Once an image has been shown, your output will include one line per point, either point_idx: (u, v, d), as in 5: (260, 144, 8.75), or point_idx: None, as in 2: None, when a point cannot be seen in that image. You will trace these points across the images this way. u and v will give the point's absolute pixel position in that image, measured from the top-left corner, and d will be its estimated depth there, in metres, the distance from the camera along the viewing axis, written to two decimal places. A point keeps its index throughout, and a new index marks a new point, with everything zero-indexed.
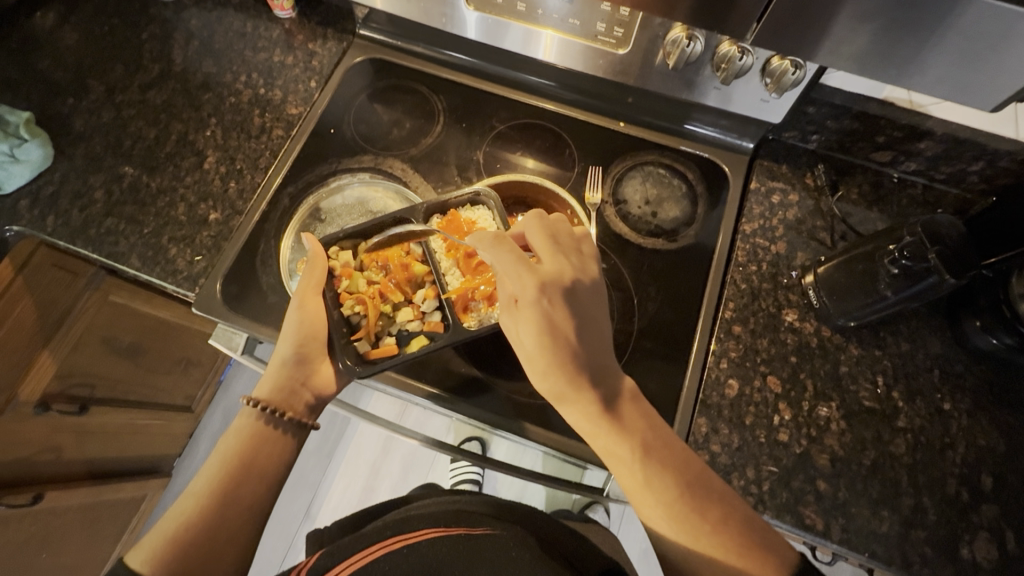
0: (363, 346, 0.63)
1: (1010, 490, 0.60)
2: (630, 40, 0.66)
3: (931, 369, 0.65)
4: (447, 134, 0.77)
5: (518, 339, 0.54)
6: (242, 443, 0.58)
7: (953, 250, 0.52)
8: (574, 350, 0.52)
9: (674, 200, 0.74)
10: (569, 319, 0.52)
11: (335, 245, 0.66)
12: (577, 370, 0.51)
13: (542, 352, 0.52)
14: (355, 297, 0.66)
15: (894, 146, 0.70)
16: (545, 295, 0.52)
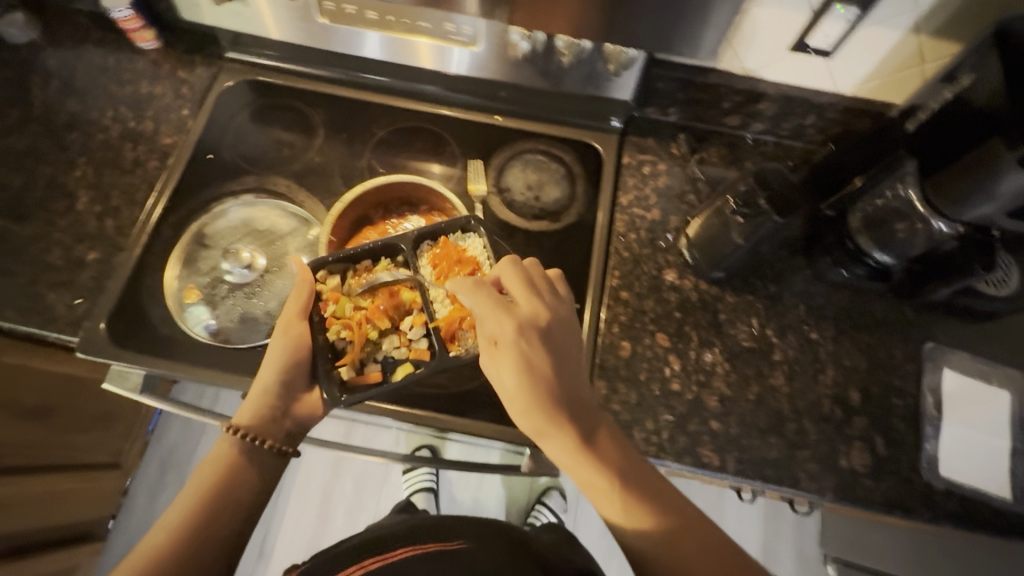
0: (348, 374, 0.61)
1: (875, 401, 0.67)
2: (479, 37, 0.69)
3: (797, 304, 0.72)
4: (330, 145, 0.78)
5: (499, 379, 0.55)
6: (218, 475, 0.57)
7: (779, 193, 0.58)
8: (551, 388, 0.54)
9: (553, 182, 0.78)
10: (547, 357, 0.54)
11: (322, 269, 0.64)
12: (556, 405, 0.53)
13: (522, 392, 0.53)
14: (341, 319, 0.64)
15: (741, 109, 0.77)
16: (523, 337, 0.54)
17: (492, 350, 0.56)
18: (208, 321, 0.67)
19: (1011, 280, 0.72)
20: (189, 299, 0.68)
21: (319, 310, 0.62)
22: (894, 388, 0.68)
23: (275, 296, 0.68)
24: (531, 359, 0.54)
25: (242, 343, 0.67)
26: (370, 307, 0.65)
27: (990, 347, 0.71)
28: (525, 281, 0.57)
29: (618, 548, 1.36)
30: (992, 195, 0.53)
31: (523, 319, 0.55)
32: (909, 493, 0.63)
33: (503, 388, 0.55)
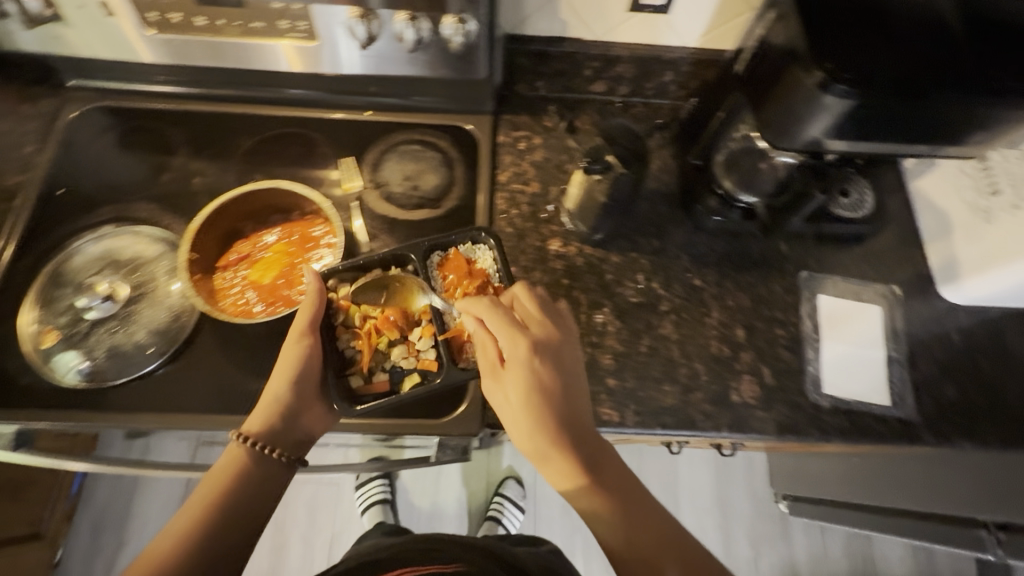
0: (356, 382, 0.62)
1: (759, 334, 0.70)
2: (317, 34, 0.65)
3: (680, 255, 0.74)
4: (194, 163, 0.75)
5: (504, 400, 0.55)
6: (216, 490, 0.54)
7: (624, 150, 0.64)
8: (559, 410, 0.54)
9: (431, 169, 0.77)
10: (557, 383, 0.54)
11: (334, 277, 0.64)
12: (562, 427, 0.53)
13: (529, 414, 0.53)
14: (354, 330, 0.64)
15: (603, 74, 0.79)
16: (533, 356, 0.54)
17: (498, 371, 0.56)
18: (79, 365, 0.63)
19: (865, 203, 0.77)
20: (48, 343, 0.63)
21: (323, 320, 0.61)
22: (776, 320, 0.71)
23: (146, 324, 0.65)
24: (540, 378, 0.54)
25: (117, 380, 0.62)
26: (380, 318, 0.64)
27: (859, 267, 0.76)
28: (536, 305, 0.57)
29: (581, 525, 1.38)
30: (813, 121, 0.54)
31: (535, 339, 0.55)
32: (799, 415, 0.66)
33: (509, 408, 0.55)
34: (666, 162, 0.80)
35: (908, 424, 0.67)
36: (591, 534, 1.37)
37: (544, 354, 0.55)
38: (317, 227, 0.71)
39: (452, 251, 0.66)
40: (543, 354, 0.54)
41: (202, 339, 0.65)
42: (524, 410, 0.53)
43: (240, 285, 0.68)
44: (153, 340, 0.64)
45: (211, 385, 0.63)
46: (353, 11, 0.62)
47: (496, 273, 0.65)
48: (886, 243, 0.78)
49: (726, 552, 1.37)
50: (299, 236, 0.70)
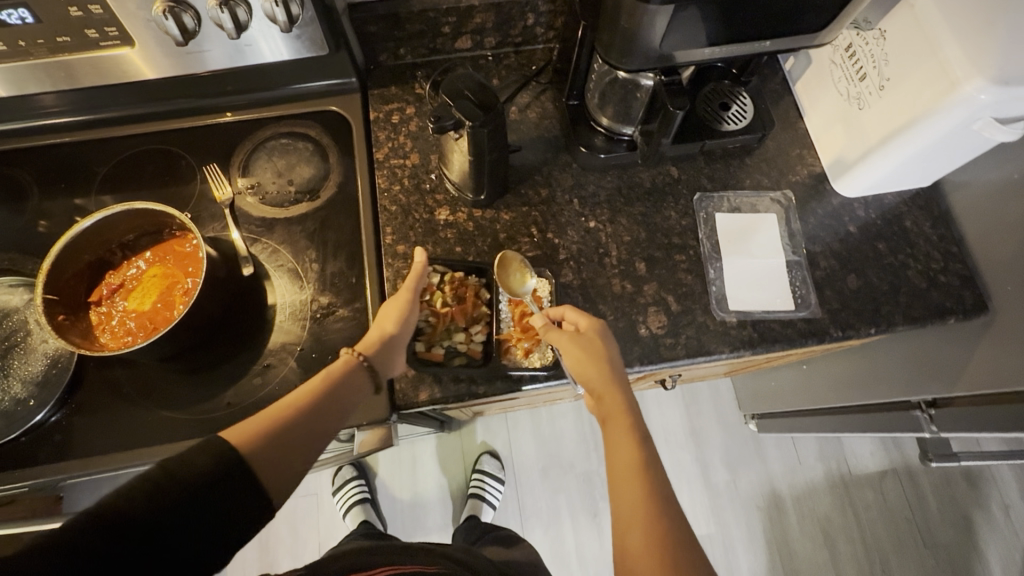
0: (421, 348, 0.63)
1: (660, 264, 0.70)
2: (130, 35, 0.62)
3: (571, 200, 0.73)
4: (51, 200, 0.71)
5: (573, 351, 0.58)
6: (308, 394, 0.52)
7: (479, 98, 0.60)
8: (620, 374, 0.58)
9: (304, 161, 0.74)
10: (616, 352, 0.60)
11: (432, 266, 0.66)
12: (621, 384, 0.57)
13: (596, 363, 0.57)
14: (430, 306, 0.64)
15: (463, 30, 0.75)
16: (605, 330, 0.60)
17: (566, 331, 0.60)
18: None
19: (747, 109, 0.75)
20: None
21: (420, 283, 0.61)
22: (675, 247, 0.71)
23: (21, 377, 0.61)
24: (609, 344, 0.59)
25: (6, 438, 0.59)
26: (458, 306, 0.64)
27: (751, 178, 0.75)
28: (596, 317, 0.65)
29: (564, 484, 1.39)
30: (649, 34, 0.53)
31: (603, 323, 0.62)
32: (708, 336, 0.66)
33: (576, 358, 0.58)
34: (546, 109, 0.78)
35: (814, 323, 0.67)
36: (575, 491, 1.39)
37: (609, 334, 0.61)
38: (188, 245, 0.67)
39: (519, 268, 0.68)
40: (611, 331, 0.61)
41: (87, 379, 0.63)
42: (596, 358, 0.57)
43: (118, 320, 0.64)
44: (34, 391, 0.61)
45: (106, 423, 0.61)
46: (157, 5, 0.58)
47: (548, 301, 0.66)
48: (776, 150, 0.77)
49: (705, 480, 1.41)
50: (172, 258, 0.67)
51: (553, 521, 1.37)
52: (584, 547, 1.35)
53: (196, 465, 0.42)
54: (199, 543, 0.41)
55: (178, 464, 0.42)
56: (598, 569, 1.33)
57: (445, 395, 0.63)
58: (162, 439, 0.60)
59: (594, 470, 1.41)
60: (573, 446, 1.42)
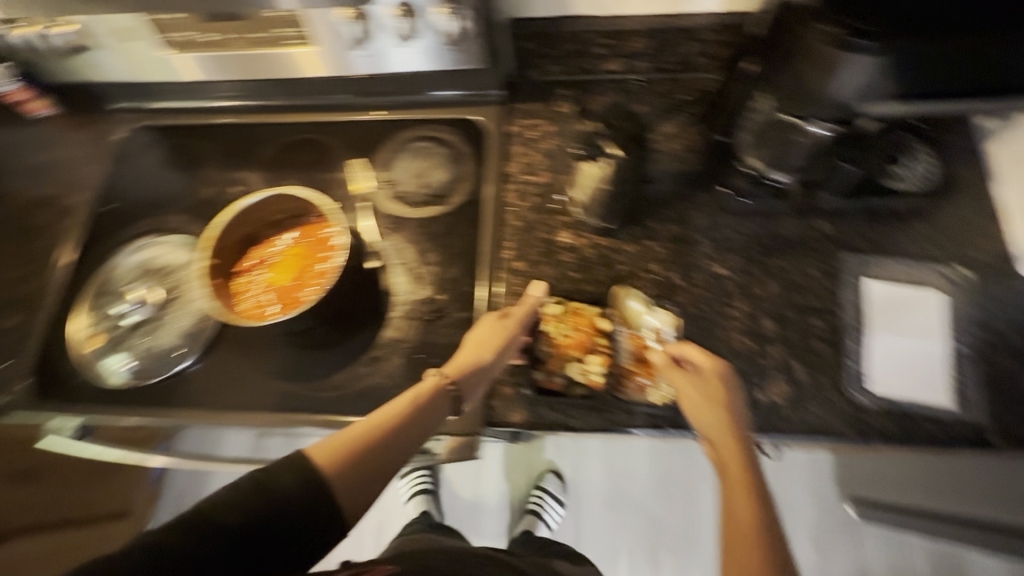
0: (539, 376, 0.63)
1: (791, 326, 0.64)
2: (314, 36, 0.67)
3: (700, 241, 0.69)
4: (222, 173, 0.81)
5: (691, 392, 0.56)
6: (402, 410, 0.53)
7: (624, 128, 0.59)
8: (740, 425, 0.54)
9: (439, 165, 0.77)
10: (738, 402, 0.56)
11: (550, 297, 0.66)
12: (740, 434, 0.53)
13: (712, 409, 0.54)
14: (551, 337, 0.64)
15: (616, 53, 0.74)
16: (728, 374, 0.57)
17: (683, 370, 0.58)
18: (124, 364, 0.68)
19: (920, 171, 0.67)
20: (94, 345, 0.69)
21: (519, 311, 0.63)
22: (812, 309, 0.64)
23: (173, 328, 0.69)
24: (730, 391, 0.56)
25: (155, 377, 0.67)
26: (574, 337, 0.64)
27: (916, 246, 0.66)
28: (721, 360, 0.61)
29: (627, 522, 1.34)
30: (839, 78, 0.48)
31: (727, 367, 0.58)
32: (838, 416, 0.59)
33: (693, 400, 0.55)
34: (689, 142, 0.74)
35: (973, 427, 0.58)
36: (637, 531, 1.33)
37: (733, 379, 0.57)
38: (324, 229, 0.72)
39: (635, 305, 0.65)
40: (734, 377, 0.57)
41: (224, 338, 0.69)
42: (714, 403, 0.54)
43: (256, 290, 0.70)
44: (182, 343, 0.69)
45: (233, 381, 0.67)
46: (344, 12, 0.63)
47: (671, 334, 0.63)
48: (954, 218, 0.67)
49: None
50: (310, 240, 0.72)
51: (609, 557, 1.32)
52: None
53: (285, 481, 0.46)
54: (281, 552, 0.45)
55: (270, 481, 0.46)
56: None
57: (539, 420, 0.62)
58: (276, 407, 0.65)
59: (660, 515, 1.34)
60: (642, 485, 1.36)
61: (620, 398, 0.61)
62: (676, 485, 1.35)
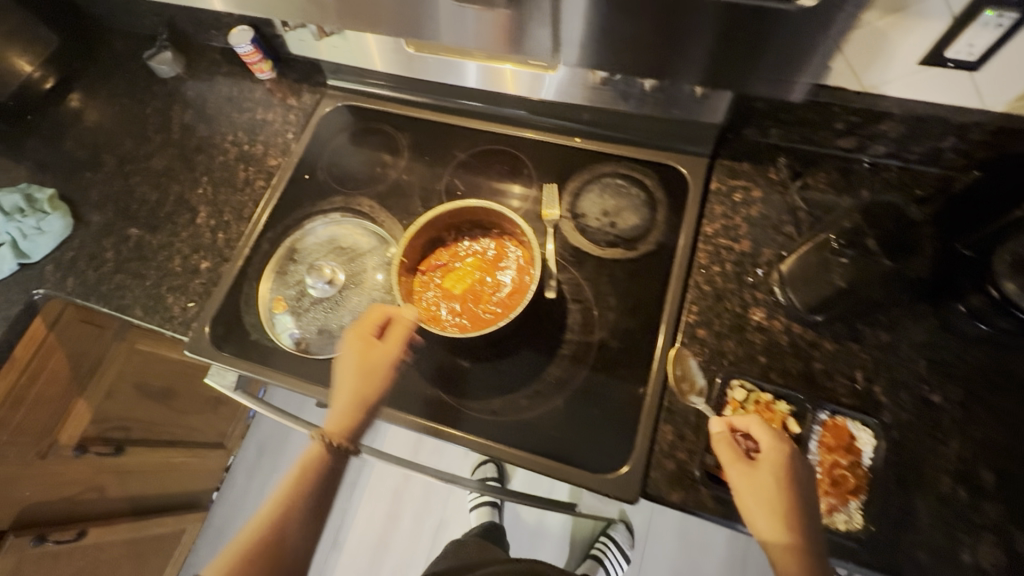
0: (712, 462, 0.58)
1: (1016, 487, 0.55)
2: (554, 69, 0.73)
3: (916, 359, 0.61)
4: (413, 168, 0.82)
5: (750, 489, 0.51)
6: (279, 519, 0.52)
7: (888, 233, 0.55)
8: (812, 539, 0.49)
9: (633, 208, 0.74)
10: (811, 504, 0.50)
11: (738, 379, 0.62)
12: (810, 542, 0.48)
13: (784, 521, 0.49)
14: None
15: (857, 130, 0.68)
16: (792, 471, 0.51)
17: (748, 465, 0.52)
18: (293, 331, 0.72)
19: None
20: (278, 309, 0.74)
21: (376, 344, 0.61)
22: None
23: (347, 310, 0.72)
24: (799, 496, 0.50)
25: (318, 355, 0.70)
26: None
27: None
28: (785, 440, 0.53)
29: None
30: None
31: (797, 459, 0.52)
32: None
33: (760, 508, 0.50)
34: None
35: None
36: None
37: (803, 474, 0.51)
38: (507, 247, 0.72)
39: (834, 417, 0.59)
40: (801, 474, 0.51)
41: None
42: (784, 514, 0.49)
43: (433, 293, 0.70)
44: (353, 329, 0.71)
45: (393, 377, 0.68)
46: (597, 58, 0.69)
47: (870, 455, 0.56)
48: None
49: None
50: (492, 254, 0.72)
51: None
52: None
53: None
54: None
55: None
56: None
57: (700, 509, 0.57)
58: (430, 415, 0.66)
59: None
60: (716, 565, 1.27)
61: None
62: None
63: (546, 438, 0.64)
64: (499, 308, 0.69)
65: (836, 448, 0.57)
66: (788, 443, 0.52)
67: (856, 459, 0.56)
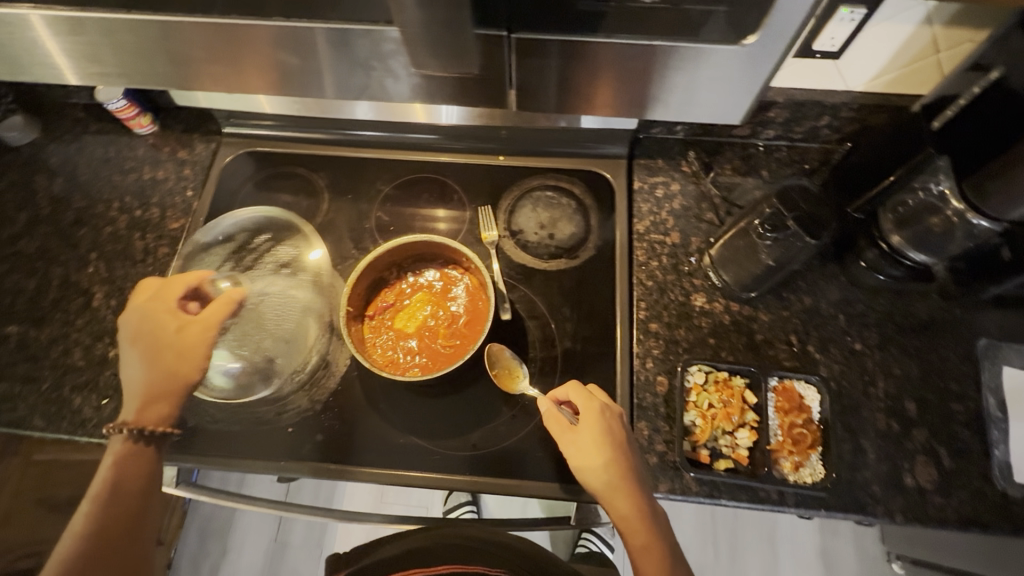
0: (689, 448, 0.62)
1: (933, 409, 0.64)
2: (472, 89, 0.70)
3: (836, 314, 0.69)
4: (337, 209, 0.78)
5: (577, 450, 0.57)
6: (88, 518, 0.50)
7: (806, 212, 0.59)
8: (634, 470, 0.56)
9: (567, 218, 0.76)
10: (629, 442, 0.58)
11: (695, 364, 0.65)
12: (630, 474, 0.56)
13: (610, 467, 0.55)
14: (697, 407, 0.64)
15: (749, 119, 0.75)
16: (608, 420, 0.58)
17: (572, 430, 0.59)
18: (226, 367, 0.63)
19: None
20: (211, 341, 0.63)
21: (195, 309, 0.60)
22: (951, 393, 0.65)
23: (271, 335, 0.66)
24: (619, 440, 0.57)
25: (251, 395, 0.65)
26: (725, 410, 0.63)
27: None
28: (599, 394, 0.61)
29: None
30: None
31: (610, 408, 0.59)
32: (986, 506, 0.60)
33: (590, 463, 0.56)
34: None
35: None
36: None
37: (615, 419, 0.59)
38: (453, 275, 0.71)
39: (783, 381, 0.65)
40: (615, 419, 0.58)
41: (348, 389, 0.67)
42: (607, 460, 0.56)
43: (385, 336, 0.67)
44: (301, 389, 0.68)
45: (363, 434, 0.65)
46: None
47: (819, 409, 0.63)
48: None
49: None
50: (439, 286, 0.70)
51: None
52: None
53: None
54: None
55: None
56: None
57: (687, 493, 0.60)
58: (411, 465, 0.64)
59: (708, 566, 1.29)
60: (689, 535, 1.31)
61: (773, 473, 0.60)
62: (724, 537, 1.32)
63: (532, 460, 0.64)
64: (456, 338, 0.67)
65: (789, 411, 0.63)
66: (599, 399, 0.59)
67: (809, 416, 0.62)
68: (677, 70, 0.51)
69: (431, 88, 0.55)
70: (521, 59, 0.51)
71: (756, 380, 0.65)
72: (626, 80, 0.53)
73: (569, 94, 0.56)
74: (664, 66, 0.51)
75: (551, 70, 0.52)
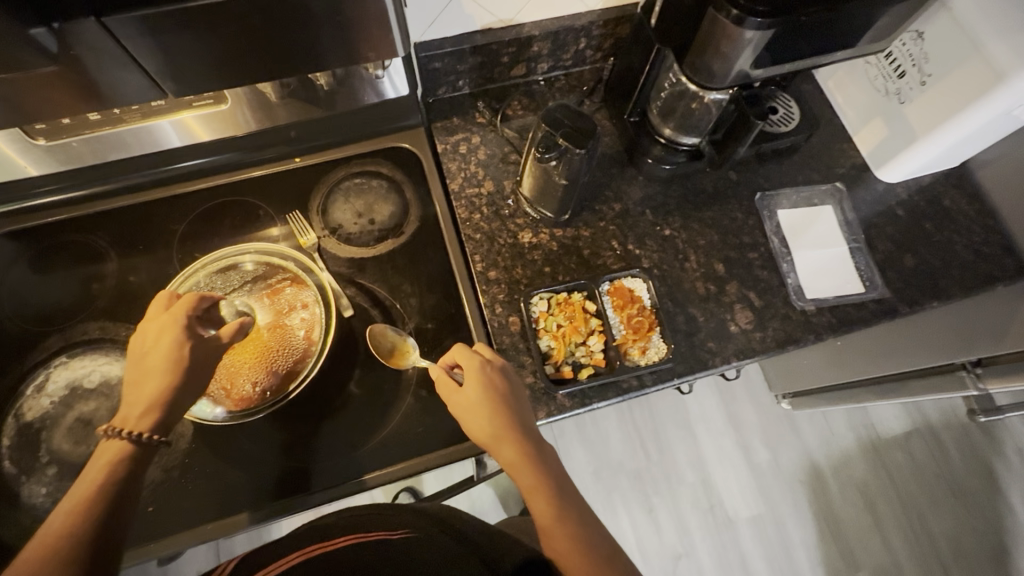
0: (552, 369, 0.66)
1: (736, 263, 0.74)
2: (224, 96, 0.64)
3: (643, 211, 0.76)
4: (133, 265, 0.71)
5: (463, 406, 0.58)
6: (70, 516, 0.45)
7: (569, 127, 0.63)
8: (514, 411, 0.58)
9: (382, 199, 0.75)
10: (511, 388, 0.60)
11: (536, 294, 0.70)
12: (512, 417, 0.57)
13: (491, 414, 0.57)
14: (548, 331, 0.68)
15: (520, 59, 0.78)
16: (488, 371, 0.60)
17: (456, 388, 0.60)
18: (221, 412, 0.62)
19: (793, 112, 0.78)
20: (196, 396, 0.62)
21: (215, 336, 0.56)
22: (747, 245, 0.75)
23: (247, 376, 0.64)
24: (499, 386, 0.59)
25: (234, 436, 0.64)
26: (572, 325, 0.68)
27: (803, 173, 0.80)
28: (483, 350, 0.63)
29: (617, 483, 1.39)
30: (740, 54, 0.57)
31: (490, 360, 0.61)
32: (792, 325, 0.71)
33: (472, 414, 0.58)
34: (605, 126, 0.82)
35: (884, 302, 0.73)
36: (629, 490, 1.38)
37: (495, 369, 0.60)
38: (282, 289, 0.67)
39: (615, 282, 0.71)
40: (494, 368, 0.60)
41: (208, 442, 0.63)
42: (488, 406, 0.57)
43: (223, 365, 0.63)
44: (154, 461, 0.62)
45: (239, 479, 0.63)
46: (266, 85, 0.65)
47: (649, 296, 0.70)
48: (821, 144, 0.82)
49: (750, 461, 1.43)
50: (268, 311, 0.66)
51: (611, 518, 1.36)
52: (643, 541, 1.35)
53: None
54: None
55: None
56: (656, 559, 1.33)
57: (563, 411, 0.65)
58: (301, 487, 0.63)
59: (644, 467, 1.41)
60: (619, 445, 1.42)
61: (626, 364, 0.66)
62: (649, 436, 1.43)
63: (418, 436, 0.65)
64: (298, 355, 0.65)
65: (626, 305, 0.69)
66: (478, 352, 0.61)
67: (642, 304, 0.69)
68: (347, 18, 0.46)
69: (126, 92, 0.49)
70: (167, 47, 0.44)
71: (590, 289, 0.70)
72: (312, 45, 0.48)
73: (266, 72, 0.50)
74: (338, 19, 0.46)
75: (218, 48, 0.46)
